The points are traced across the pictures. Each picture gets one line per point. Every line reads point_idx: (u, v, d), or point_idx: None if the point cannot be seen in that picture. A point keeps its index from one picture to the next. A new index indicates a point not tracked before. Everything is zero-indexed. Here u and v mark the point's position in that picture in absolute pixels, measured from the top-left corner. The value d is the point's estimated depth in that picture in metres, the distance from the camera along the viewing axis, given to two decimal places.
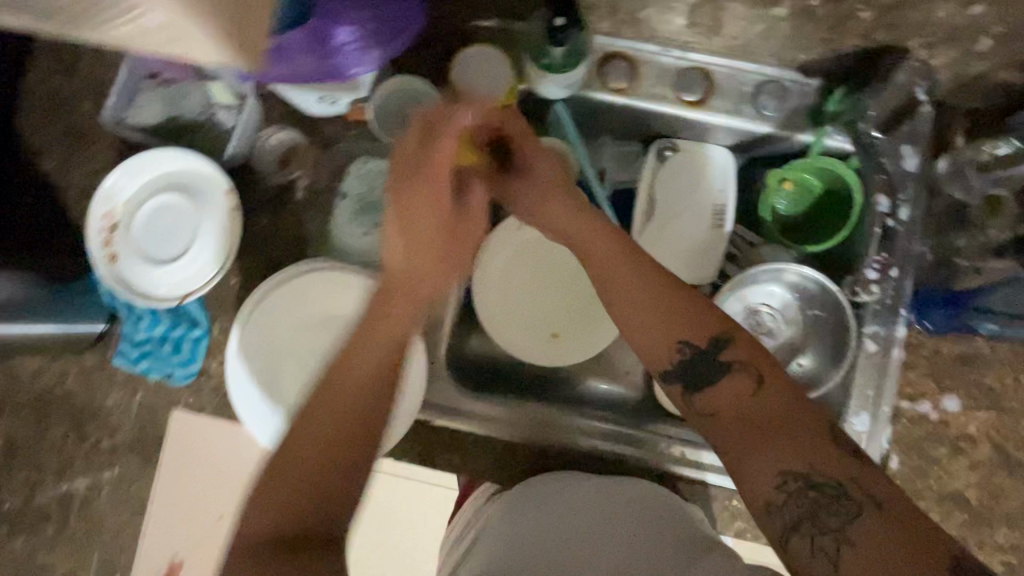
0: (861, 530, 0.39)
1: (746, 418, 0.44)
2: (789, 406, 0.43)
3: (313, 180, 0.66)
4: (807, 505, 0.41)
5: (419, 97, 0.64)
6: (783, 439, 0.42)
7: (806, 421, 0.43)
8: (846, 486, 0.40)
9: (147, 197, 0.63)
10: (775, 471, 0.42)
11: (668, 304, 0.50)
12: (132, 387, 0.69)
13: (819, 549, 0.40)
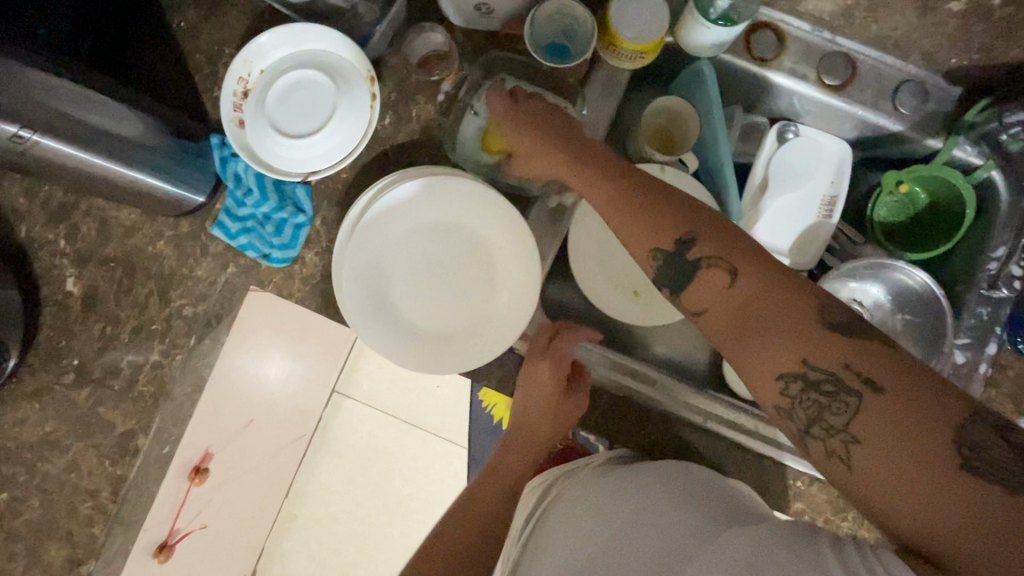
0: (865, 422, 0.36)
1: (729, 313, 0.43)
2: (750, 304, 0.42)
3: (448, 88, 0.65)
4: (811, 407, 0.39)
5: (574, 26, 0.64)
6: (802, 343, 0.39)
7: (792, 316, 0.40)
8: (861, 390, 0.37)
9: (286, 70, 0.62)
10: (774, 371, 0.40)
11: (714, 228, 0.46)
12: (224, 261, 0.69)
13: (832, 455, 0.37)
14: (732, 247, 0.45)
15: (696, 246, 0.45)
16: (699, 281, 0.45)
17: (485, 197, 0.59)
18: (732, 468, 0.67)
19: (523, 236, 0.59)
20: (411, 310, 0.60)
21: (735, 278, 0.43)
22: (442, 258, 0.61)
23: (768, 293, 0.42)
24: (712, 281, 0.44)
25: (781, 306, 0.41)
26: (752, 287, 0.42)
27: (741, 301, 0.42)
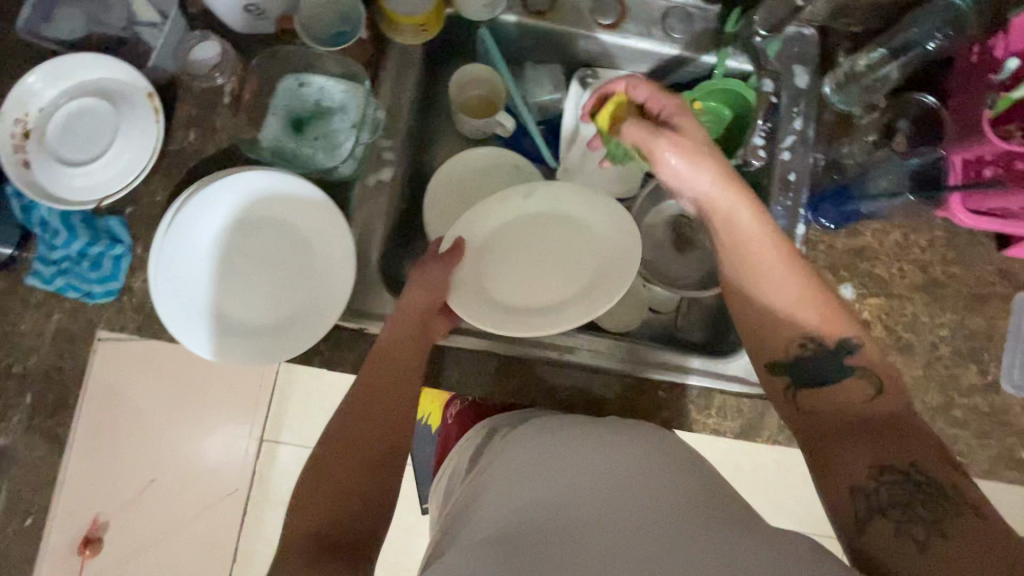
0: (955, 528, 0.39)
1: (836, 422, 0.48)
2: (880, 413, 0.47)
3: (235, 90, 0.65)
4: (899, 495, 0.42)
5: (344, 11, 0.66)
6: (904, 449, 0.44)
7: (908, 431, 0.45)
8: (955, 497, 0.40)
9: (63, 102, 0.63)
10: (874, 462, 0.44)
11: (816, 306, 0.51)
12: (48, 309, 0.66)
13: (901, 537, 0.40)
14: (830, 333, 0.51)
15: (804, 348, 0.51)
16: (839, 382, 0.49)
17: (285, 182, 0.62)
18: (613, 397, 0.70)
19: (330, 210, 0.63)
20: (242, 310, 0.62)
21: (875, 386, 0.49)
22: (265, 254, 0.64)
23: (891, 412, 0.47)
24: (855, 388, 0.48)
25: (877, 422, 0.46)
26: (886, 411, 0.47)
27: (878, 409, 0.47)
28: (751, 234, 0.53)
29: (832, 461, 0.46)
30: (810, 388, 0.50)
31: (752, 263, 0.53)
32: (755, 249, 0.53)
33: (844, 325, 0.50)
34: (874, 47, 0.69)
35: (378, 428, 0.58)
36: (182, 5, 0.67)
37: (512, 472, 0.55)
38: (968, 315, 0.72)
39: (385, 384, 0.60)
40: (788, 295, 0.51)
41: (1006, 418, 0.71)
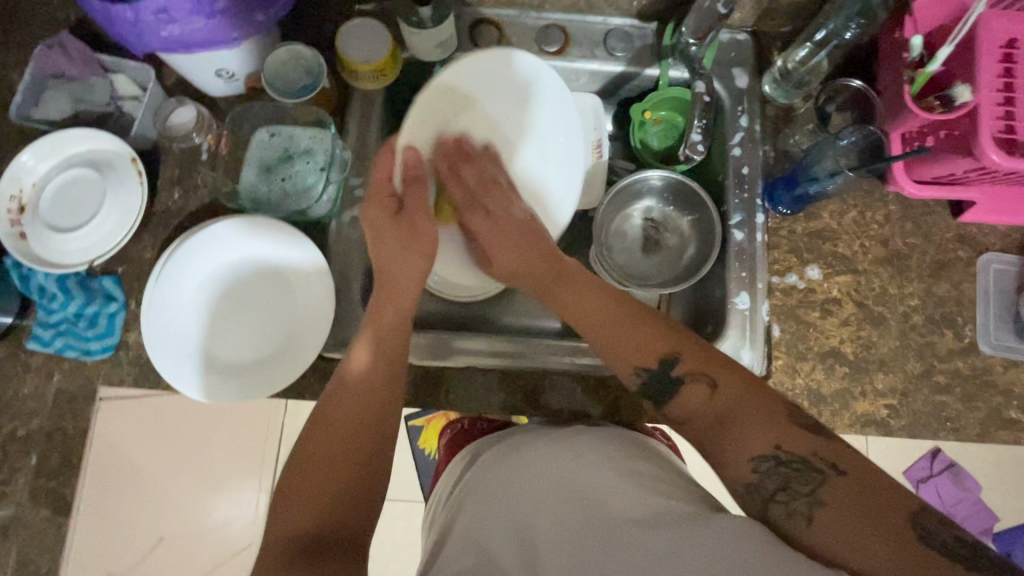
0: (830, 495, 0.43)
1: (703, 418, 0.51)
2: (724, 407, 0.49)
3: (212, 148, 0.71)
4: (778, 479, 0.46)
5: (307, 63, 0.71)
6: (774, 434, 0.47)
7: (770, 415, 0.48)
8: (826, 470, 0.45)
9: (54, 171, 0.68)
10: (746, 457, 0.47)
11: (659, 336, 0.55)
12: (49, 371, 0.69)
13: (793, 514, 0.44)
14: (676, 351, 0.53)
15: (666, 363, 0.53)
16: (680, 392, 0.52)
17: (253, 223, 0.67)
18: (597, 398, 0.72)
19: (300, 242, 0.67)
20: (226, 346, 0.66)
21: (708, 382, 0.51)
22: (242, 291, 0.68)
23: (727, 401, 0.50)
24: (692, 395, 0.51)
25: (728, 410, 0.49)
26: (728, 396, 0.50)
27: (717, 404, 0.50)
28: (596, 301, 0.59)
29: (722, 458, 0.48)
30: (674, 420, 0.53)
31: (616, 338, 0.56)
32: (597, 309, 0.58)
33: (693, 360, 0.52)
34: (802, 43, 0.73)
35: (360, 422, 0.54)
36: (159, 77, 0.73)
37: (487, 484, 0.54)
38: (935, 281, 0.74)
39: (368, 374, 0.57)
40: (660, 344, 0.54)
41: (990, 378, 0.72)
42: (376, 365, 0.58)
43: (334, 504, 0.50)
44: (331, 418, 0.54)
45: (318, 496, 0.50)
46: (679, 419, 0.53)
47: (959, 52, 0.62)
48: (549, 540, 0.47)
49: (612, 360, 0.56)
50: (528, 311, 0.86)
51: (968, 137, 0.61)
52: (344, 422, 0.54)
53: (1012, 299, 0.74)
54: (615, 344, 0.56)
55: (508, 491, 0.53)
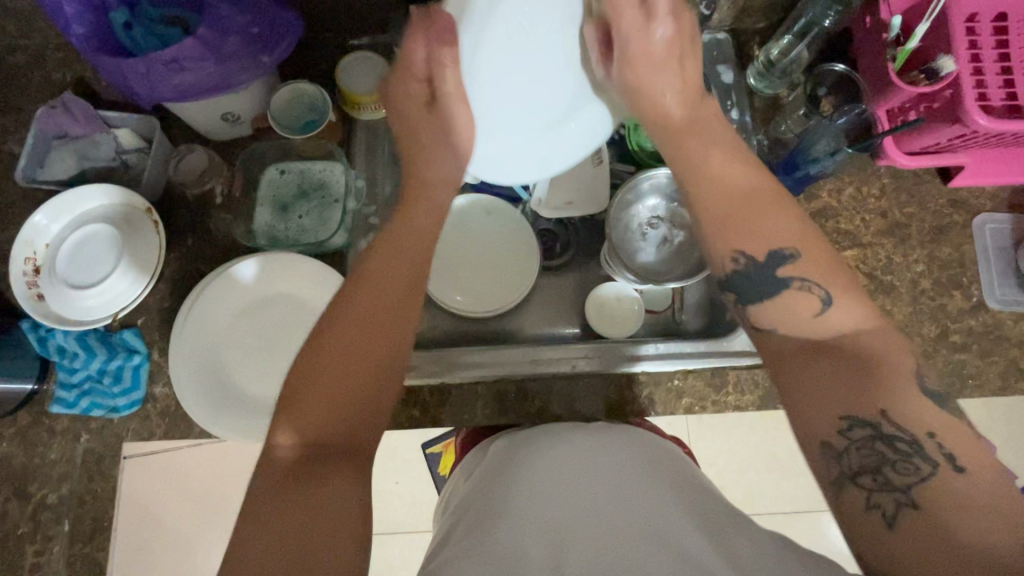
0: (926, 495, 0.39)
1: (799, 344, 0.47)
2: (843, 332, 0.46)
3: (225, 191, 0.72)
4: (873, 458, 0.42)
5: (311, 100, 0.72)
6: (881, 394, 0.43)
7: (900, 369, 0.44)
8: (940, 462, 0.40)
9: (66, 230, 0.68)
10: (837, 413, 0.44)
11: (786, 221, 0.50)
12: (75, 433, 0.68)
13: (874, 508, 0.41)
14: (788, 250, 0.49)
15: (772, 255, 0.50)
16: (780, 298, 0.49)
17: (280, 258, 0.67)
18: (616, 395, 0.73)
19: (320, 273, 0.67)
20: (248, 379, 0.66)
21: (823, 304, 0.48)
22: (260, 324, 0.68)
23: (851, 327, 0.46)
24: (803, 305, 0.48)
25: (853, 351, 0.45)
26: (840, 322, 0.47)
27: (836, 326, 0.47)
28: (732, 183, 0.53)
29: (797, 404, 0.46)
30: (756, 327, 0.51)
31: (735, 223, 0.51)
32: (717, 201, 0.52)
33: (810, 265, 0.49)
34: (781, 35, 0.77)
35: (377, 340, 0.49)
36: (165, 128, 0.74)
37: (519, 476, 0.53)
38: (936, 246, 0.77)
39: (389, 287, 0.51)
40: (783, 238, 0.50)
41: (1002, 332, 0.74)
42: (397, 275, 0.52)
43: (346, 422, 0.46)
44: (344, 331, 0.48)
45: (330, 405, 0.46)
46: (767, 327, 0.50)
47: (934, 28, 0.66)
48: (578, 523, 0.47)
49: (714, 241, 0.52)
50: (547, 320, 0.87)
51: (954, 104, 0.64)
52: (358, 333, 0.48)
53: (1010, 256, 0.77)
54: (737, 233, 0.51)
55: (527, 480, 0.52)
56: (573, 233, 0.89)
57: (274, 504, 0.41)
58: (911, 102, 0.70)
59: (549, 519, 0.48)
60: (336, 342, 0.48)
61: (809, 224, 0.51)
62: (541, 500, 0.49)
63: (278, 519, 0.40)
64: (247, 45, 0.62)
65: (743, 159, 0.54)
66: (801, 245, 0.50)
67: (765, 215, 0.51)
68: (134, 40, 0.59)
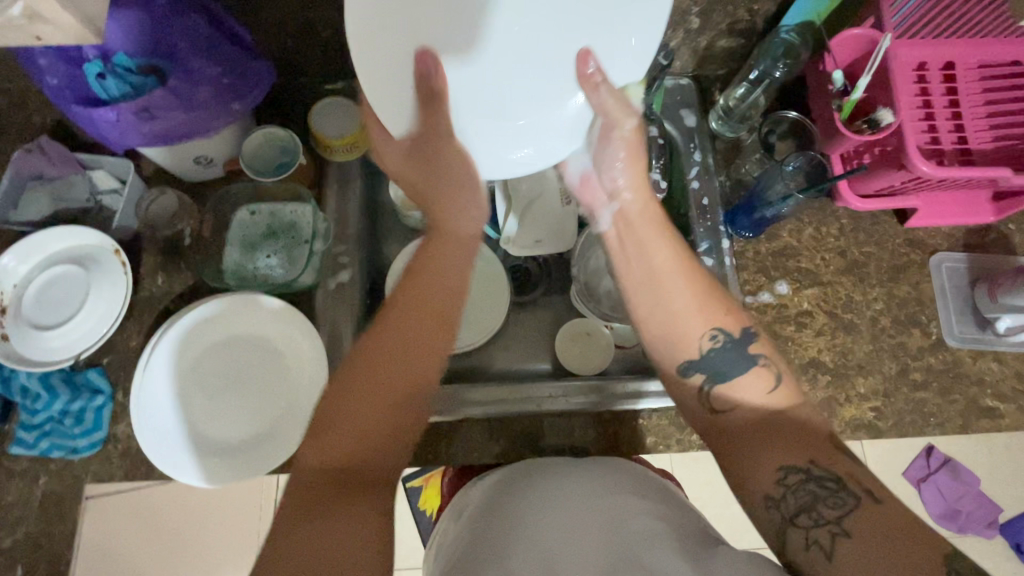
0: (856, 523, 0.42)
1: (750, 416, 0.49)
2: (773, 412, 0.48)
3: (194, 232, 0.73)
4: (804, 498, 0.44)
5: (284, 143, 0.74)
6: (808, 447, 0.46)
7: (817, 434, 0.47)
8: (862, 496, 0.43)
9: (36, 270, 0.69)
10: (775, 465, 0.46)
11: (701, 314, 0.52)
12: (33, 475, 0.67)
13: (814, 545, 0.43)
14: (724, 326, 0.52)
15: (742, 333, 0.52)
16: (745, 375, 0.50)
17: (256, 302, 0.69)
18: (582, 431, 0.73)
19: (290, 319, 0.69)
20: (212, 423, 0.67)
21: (777, 381, 0.49)
22: (222, 369, 0.69)
23: (769, 407, 0.48)
24: (759, 381, 0.49)
25: (792, 425, 0.47)
26: (778, 403, 0.48)
27: (768, 406, 0.48)
28: (665, 262, 0.54)
29: (742, 466, 0.47)
30: (716, 407, 0.51)
31: (663, 299, 0.53)
32: (676, 281, 0.53)
33: (767, 346, 0.52)
34: (738, 82, 0.81)
35: (402, 358, 0.51)
36: (138, 169, 0.75)
37: (515, 510, 0.52)
38: (895, 285, 0.79)
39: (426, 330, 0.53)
40: (700, 326, 0.52)
41: (961, 370, 0.76)
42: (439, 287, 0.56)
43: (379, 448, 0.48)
44: (374, 360, 0.51)
45: (375, 419, 0.48)
46: (726, 408, 0.50)
47: (877, 79, 0.70)
48: (571, 550, 0.47)
49: (646, 324, 0.54)
50: (519, 357, 0.87)
51: (900, 151, 0.68)
52: (406, 333, 0.52)
53: (966, 294, 0.79)
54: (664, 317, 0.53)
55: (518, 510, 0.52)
56: (544, 270, 0.90)
57: (304, 537, 0.42)
58: (864, 146, 0.73)
59: (538, 544, 0.47)
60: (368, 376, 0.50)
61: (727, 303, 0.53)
62: (533, 532, 0.49)
63: (305, 552, 0.41)
64: (215, 93, 0.64)
65: (676, 250, 0.55)
66: (722, 325, 0.52)
67: (699, 306, 0.52)
68: (106, 88, 0.61)
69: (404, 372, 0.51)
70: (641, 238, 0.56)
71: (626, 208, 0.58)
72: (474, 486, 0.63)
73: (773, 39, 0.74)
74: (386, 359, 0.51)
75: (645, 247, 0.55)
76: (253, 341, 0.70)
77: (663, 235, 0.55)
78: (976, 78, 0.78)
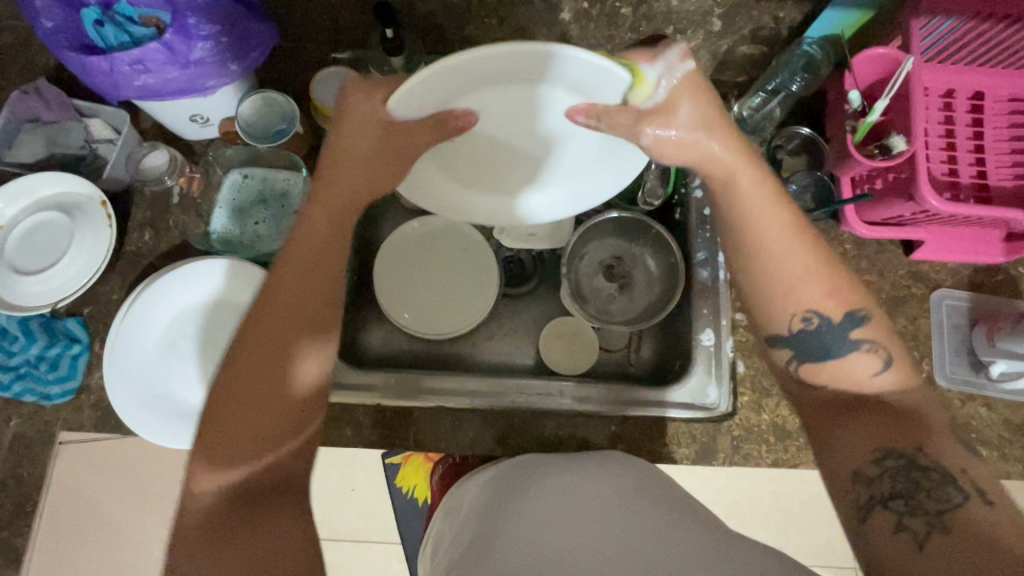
0: (954, 519, 0.42)
1: (836, 400, 0.51)
2: (887, 396, 0.49)
3: (184, 191, 0.72)
4: (905, 483, 0.45)
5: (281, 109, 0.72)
6: (912, 433, 0.47)
7: (926, 421, 0.48)
8: (973, 495, 0.43)
9: (24, 214, 0.69)
10: (873, 447, 0.47)
11: (846, 286, 0.51)
12: (5, 416, 0.67)
13: (905, 534, 0.44)
14: (853, 308, 0.51)
15: (849, 318, 0.50)
16: (837, 361, 0.51)
17: (240, 269, 0.68)
18: (566, 434, 0.73)
19: None
20: (188, 389, 0.67)
21: (886, 363, 0.50)
22: (204, 335, 0.69)
23: (884, 390, 0.49)
24: (861, 364, 0.50)
25: (905, 408, 0.48)
26: (892, 385, 0.49)
27: (884, 389, 0.49)
28: (787, 247, 0.51)
29: (832, 447, 0.49)
30: (809, 380, 0.52)
31: (783, 286, 0.51)
32: (800, 255, 0.51)
33: (874, 329, 0.50)
34: (756, 91, 0.77)
35: (261, 368, 0.50)
36: (135, 121, 0.74)
37: (529, 507, 0.53)
38: (892, 317, 0.77)
39: (301, 299, 0.52)
40: (800, 305, 0.51)
41: (949, 413, 0.74)
42: (308, 284, 0.53)
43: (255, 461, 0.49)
44: (259, 351, 0.51)
45: (253, 431, 0.49)
46: (819, 384, 0.52)
47: (899, 103, 0.67)
48: (572, 548, 0.47)
49: (768, 314, 0.52)
50: (503, 349, 0.86)
51: (910, 180, 0.65)
52: (265, 332, 0.51)
53: (965, 335, 0.76)
54: (784, 296, 0.51)
55: (525, 507, 0.53)
56: (538, 264, 0.89)
57: (233, 539, 0.46)
58: (877, 171, 0.71)
59: (544, 539, 0.48)
60: (251, 352, 0.50)
61: (840, 274, 0.52)
62: (549, 526, 0.50)
63: (234, 553, 0.46)
64: (213, 56, 0.62)
65: (793, 223, 0.52)
66: (813, 309, 0.51)
67: (809, 287, 0.51)
68: (105, 36, 0.60)
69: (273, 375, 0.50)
70: (755, 209, 0.52)
71: (731, 168, 0.52)
72: (471, 484, 0.64)
73: (794, 52, 0.73)
74: (251, 342, 0.51)
75: (763, 218, 0.52)
76: (220, 308, 0.69)
77: (781, 206, 0.52)
78: (1005, 111, 0.75)
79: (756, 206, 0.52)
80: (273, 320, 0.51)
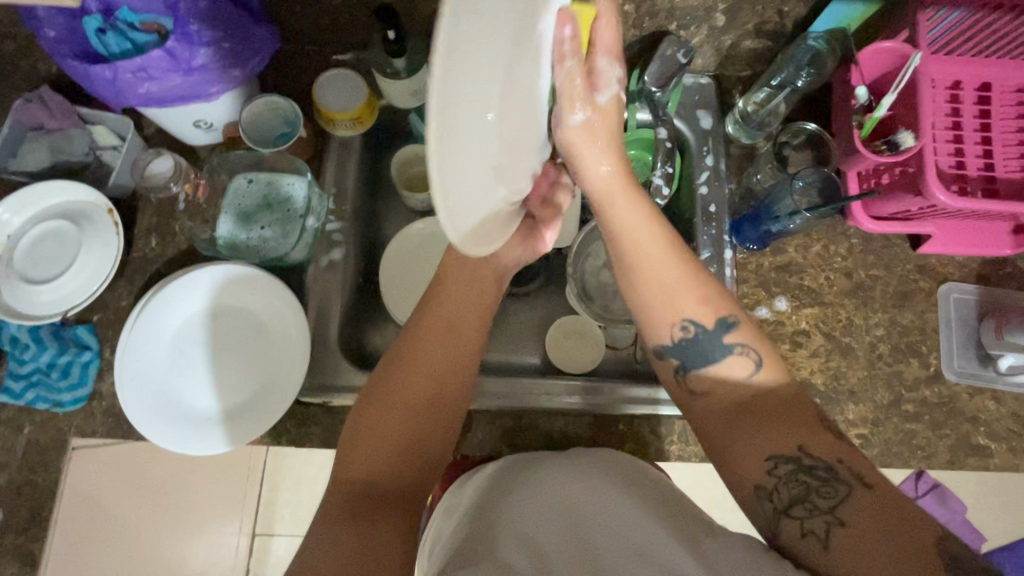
0: (850, 513, 0.41)
1: (728, 406, 0.48)
2: (759, 397, 0.48)
3: (189, 197, 0.73)
4: (796, 489, 0.43)
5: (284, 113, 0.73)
6: (796, 434, 0.45)
7: (805, 412, 0.46)
8: (854, 485, 0.42)
9: (30, 223, 0.69)
10: (763, 455, 0.45)
11: (701, 296, 0.50)
12: (19, 423, 0.68)
13: (809, 535, 0.42)
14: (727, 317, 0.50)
15: (722, 323, 0.50)
16: (719, 365, 0.49)
17: (253, 278, 0.69)
18: (572, 432, 0.73)
19: (280, 295, 0.69)
20: (198, 393, 0.67)
21: (760, 365, 0.48)
22: (219, 341, 0.69)
23: (771, 390, 0.47)
24: (736, 366, 0.49)
25: (774, 406, 0.46)
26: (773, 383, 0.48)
27: (754, 390, 0.48)
28: (645, 250, 0.51)
29: (725, 459, 0.47)
30: (695, 390, 0.51)
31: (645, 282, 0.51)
32: (667, 264, 0.50)
33: (747, 333, 0.50)
34: (758, 87, 0.78)
35: (422, 387, 0.53)
36: (139, 128, 0.74)
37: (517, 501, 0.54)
38: (898, 311, 0.76)
39: (445, 316, 0.56)
40: (683, 313, 0.50)
41: (956, 406, 0.74)
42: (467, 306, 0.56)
43: (391, 468, 0.50)
44: (417, 366, 0.53)
45: (397, 440, 0.50)
46: (699, 391, 0.51)
47: (904, 98, 0.67)
48: (566, 544, 0.48)
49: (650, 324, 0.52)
50: (508, 348, 0.86)
51: (918, 175, 0.65)
52: (434, 350, 0.54)
53: (972, 328, 0.76)
54: (647, 306, 0.51)
55: (513, 501, 0.54)
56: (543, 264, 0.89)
57: (332, 538, 0.44)
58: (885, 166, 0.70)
59: (529, 531, 0.50)
60: (429, 357, 0.53)
61: (712, 283, 0.51)
62: (531, 517, 0.51)
63: (337, 550, 0.43)
64: (213, 61, 0.62)
65: (653, 231, 0.51)
66: (705, 310, 0.50)
67: (671, 293, 0.50)
68: (106, 44, 0.60)
69: (440, 388, 0.53)
70: (620, 219, 0.51)
71: (605, 182, 0.52)
72: (465, 483, 0.64)
73: (800, 45, 0.72)
74: (412, 373, 0.53)
75: (626, 226, 0.51)
76: (242, 315, 0.70)
77: (631, 201, 0.52)
78: (1012, 102, 0.74)
79: (625, 214, 0.51)
80: (437, 341, 0.54)
